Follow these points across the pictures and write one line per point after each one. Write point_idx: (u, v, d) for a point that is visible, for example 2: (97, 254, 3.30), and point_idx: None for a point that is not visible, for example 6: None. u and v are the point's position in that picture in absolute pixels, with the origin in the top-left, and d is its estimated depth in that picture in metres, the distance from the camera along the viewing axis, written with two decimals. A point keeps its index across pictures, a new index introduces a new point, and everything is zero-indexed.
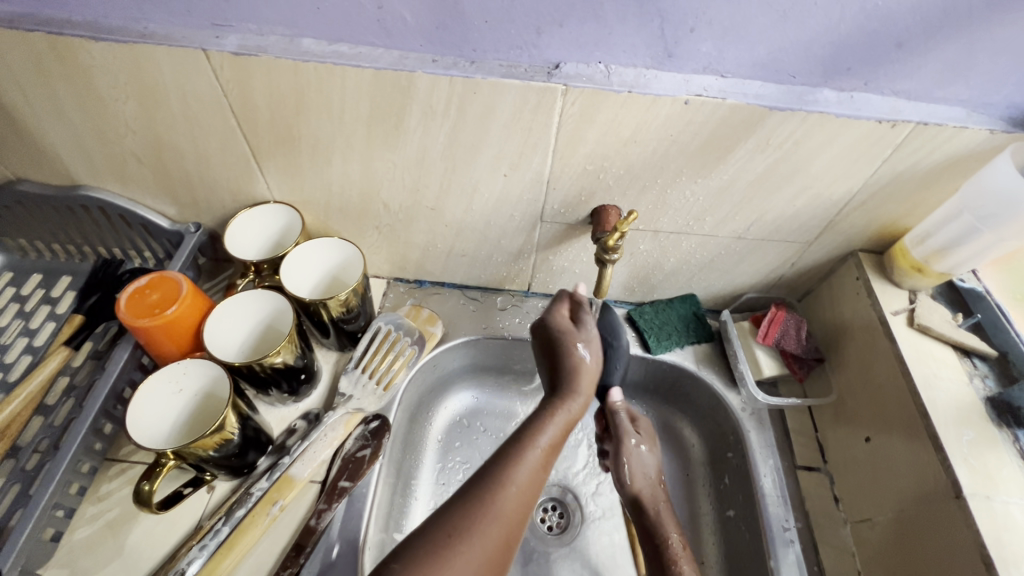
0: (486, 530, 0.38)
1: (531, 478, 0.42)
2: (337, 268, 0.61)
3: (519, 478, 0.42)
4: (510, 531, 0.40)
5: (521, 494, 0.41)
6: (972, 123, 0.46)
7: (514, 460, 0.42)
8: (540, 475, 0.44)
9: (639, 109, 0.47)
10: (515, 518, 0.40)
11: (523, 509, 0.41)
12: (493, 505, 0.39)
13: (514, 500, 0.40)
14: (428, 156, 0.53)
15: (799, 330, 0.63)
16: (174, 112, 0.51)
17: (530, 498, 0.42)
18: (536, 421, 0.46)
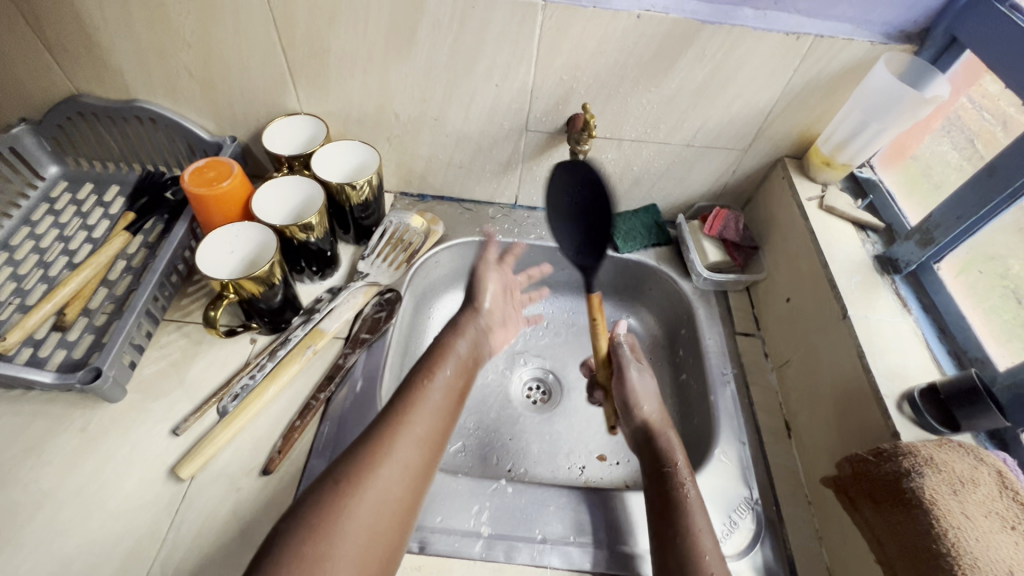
0: (385, 476, 0.44)
1: (429, 417, 0.50)
2: (357, 170, 0.72)
3: (418, 420, 0.49)
4: (416, 466, 0.46)
5: (419, 442, 0.48)
6: (857, 35, 0.60)
7: (411, 405, 0.50)
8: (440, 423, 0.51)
9: (603, 23, 0.60)
10: (419, 455, 0.47)
11: (427, 446, 0.48)
12: (396, 441, 0.46)
13: (411, 445, 0.47)
14: (434, 67, 0.65)
15: (738, 223, 0.75)
16: (226, 27, 0.63)
17: (431, 446, 0.49)
18: (425, 368, 0.55)
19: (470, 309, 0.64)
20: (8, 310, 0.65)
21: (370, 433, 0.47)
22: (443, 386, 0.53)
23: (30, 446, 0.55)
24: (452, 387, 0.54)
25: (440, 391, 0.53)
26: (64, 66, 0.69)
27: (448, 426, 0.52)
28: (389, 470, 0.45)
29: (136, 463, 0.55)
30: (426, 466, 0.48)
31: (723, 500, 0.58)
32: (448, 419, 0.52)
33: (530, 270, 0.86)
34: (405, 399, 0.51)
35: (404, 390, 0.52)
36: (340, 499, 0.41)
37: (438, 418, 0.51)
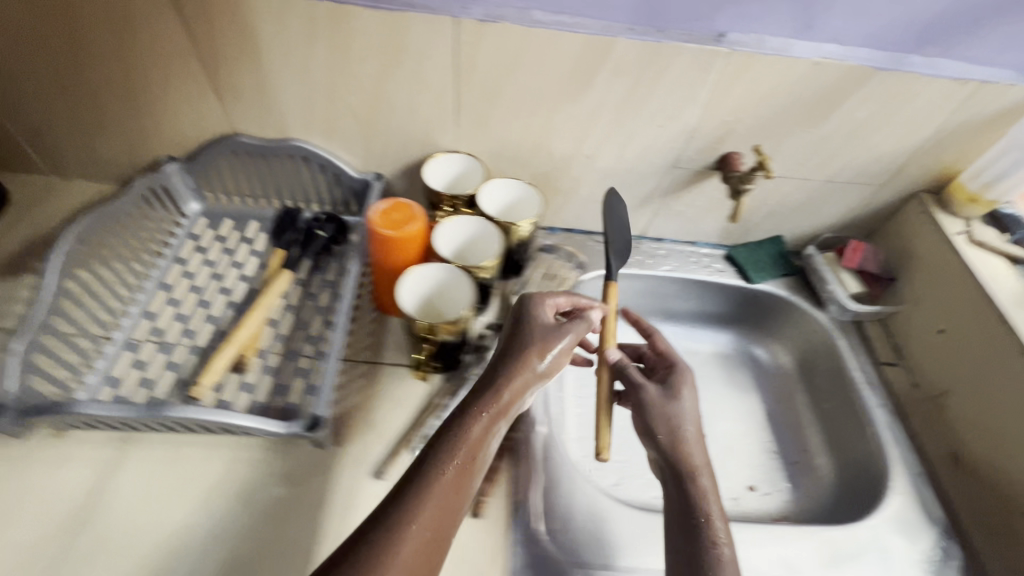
0: None
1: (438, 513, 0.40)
2: (514, 206, 0.73)
3: (421, 520, 0.39)
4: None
5: (421, 539, 0.39)
6: (1019, 82, 0.62)
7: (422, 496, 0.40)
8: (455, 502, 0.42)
9: (781, 69, 0.62)
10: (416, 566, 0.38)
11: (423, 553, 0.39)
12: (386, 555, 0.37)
13: (414, 542, 0.38)
14: (602, 108, 0.67)
15: (876, 255, 0.78)
16: (406, 71, 0.64)
17: (441, 534, 0.40)
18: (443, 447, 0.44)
19: (528, 353, 0.52)
20: (181, 352, 0.64)
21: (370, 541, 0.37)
22: (479, 459, 0.45)
23: (240, 494, 0.55)
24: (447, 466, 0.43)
25: (478, 468, 0.44)
26: (227, 106, 0.69)
27: (459, 511, 0.42)
28: None
29: (346, 510, 0.54)
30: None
31: (914, 535, 0.60)
32: (459, 504, 0.42)
33: (658, 300, 0.88)
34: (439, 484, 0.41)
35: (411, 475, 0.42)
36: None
37: (439, 507, 0.41)
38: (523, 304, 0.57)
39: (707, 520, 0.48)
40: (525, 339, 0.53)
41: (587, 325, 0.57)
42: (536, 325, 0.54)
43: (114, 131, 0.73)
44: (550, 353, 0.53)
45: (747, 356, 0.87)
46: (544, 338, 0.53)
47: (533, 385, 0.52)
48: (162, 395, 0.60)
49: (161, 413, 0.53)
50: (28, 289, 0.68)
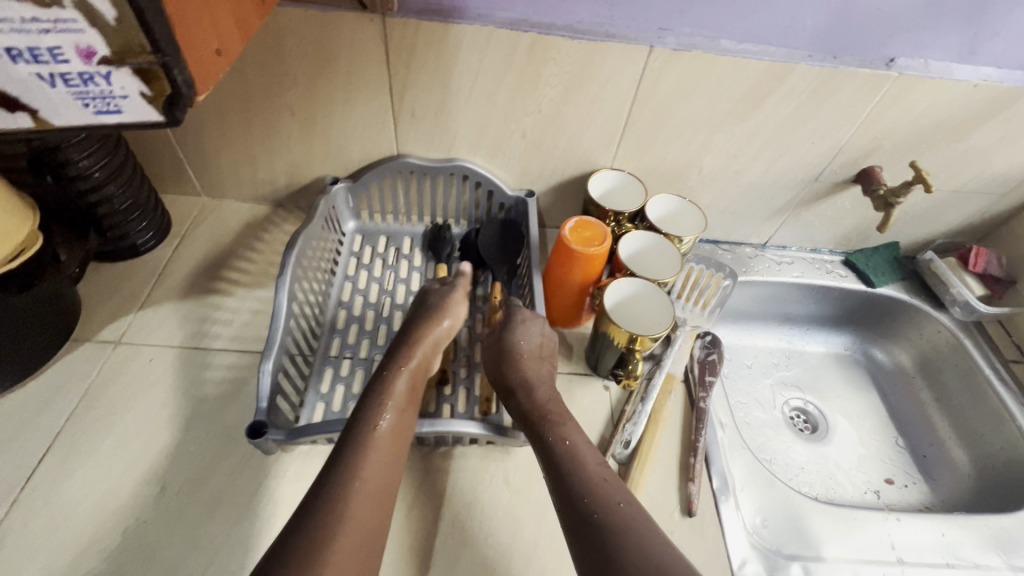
0: (352, 523, 0.42)
1: (381, 458, 0.47)
2: (676, 217, 0.76)
3: (368, 468, 0.46)
4: (374, 518, 0.44)
5: (370, 487, 0.45)
6: None
7: (364, 441, 0.48)
8: (394, 455, 0.49)
9: (941, 90, 0.66)
10: (372, 506, 0.44)
11: (379, 493, 0.46)
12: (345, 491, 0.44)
13: (367, 490, 0.45)
14: (763, 128, 0.71)
15: (998, 260, 0.84)
16: (586, 95, 0.67)
17: (388, 480, 0.47)
18: (373, 403, 0.51)
19: (431, 321, 0.61)
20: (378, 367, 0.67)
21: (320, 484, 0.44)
22: (400, 423, 0.51)
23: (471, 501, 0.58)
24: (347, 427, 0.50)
25: (402, 428, 0.51)
26: (401, 129, 0.72)
27: (400, 461, 0.49)
28: (347, 527, 0.42)
29: None
30: (381, 517, 0.45)
31: None
32: (399, 455, 0.50)
33: (782, 306, 0.91)
34: (354, 441, 0.48)
35: (352, 425, 0.50)
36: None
37: (391, 454, 0.49)
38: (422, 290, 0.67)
39: (579, 469, 0.49)
40: (422, 316, 0.62)
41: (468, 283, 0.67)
42: (435, 299, 0.64)
43: (283, 154, 0.76)
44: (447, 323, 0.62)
45: (865, 357, 0.92)
46: (433, 313, 0.62)
47: (440, 343, 0.61)
48: None
49: None
50: (216, 310, 0.70)
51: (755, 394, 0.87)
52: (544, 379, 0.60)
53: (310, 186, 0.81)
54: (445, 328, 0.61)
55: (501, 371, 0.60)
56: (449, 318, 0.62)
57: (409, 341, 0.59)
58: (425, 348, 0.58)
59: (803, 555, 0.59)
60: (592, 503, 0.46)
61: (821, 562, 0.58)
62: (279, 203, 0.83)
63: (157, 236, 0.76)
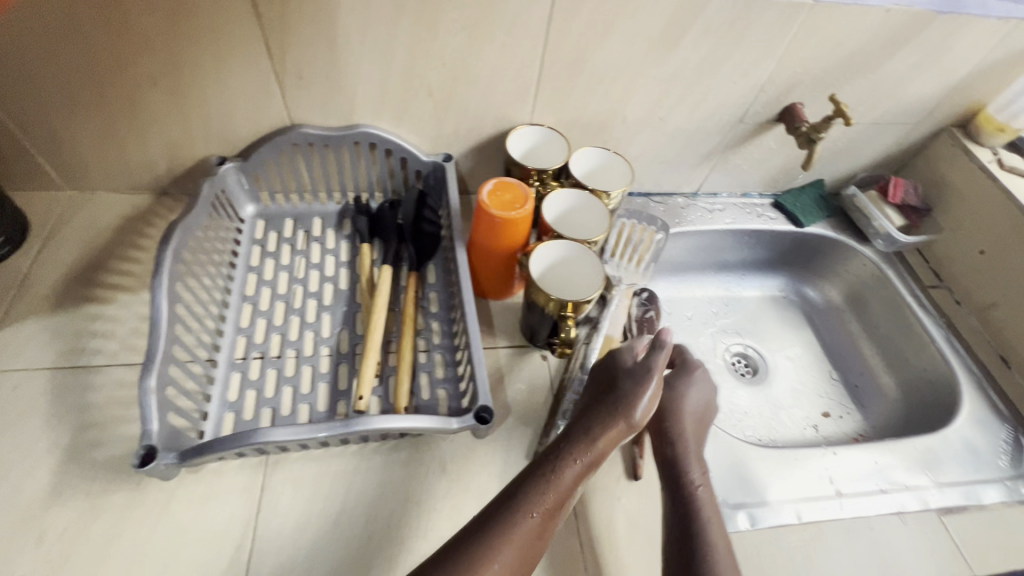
0: None
1: (515, 558, 0.44)
2: (601, 173, 0.72)
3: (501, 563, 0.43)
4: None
5: None
6: None
7: (504, 538, 0.44)
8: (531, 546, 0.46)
9: (855, 17, 0.64)
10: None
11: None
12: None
13: None
14: (683, 69, 0.67)
15: (914, 188, 0.85)
16: (493, 43, 0.61)
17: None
18: (535, 492, 0.47)
19: (638, 390, 0.56)
20: (293, 364, 0.60)
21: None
22: (547, 517, 0.47)
23: (404, 496, 0.54)
24: (558, 506, 0.48)
25: (546, 522, 0.47)
26: (290, 95, 0.64)
27: (536, 557, 0.46)
28: None
29: None
30: None
31: (989, 431, 0.68)
32: (541, 545, 0.47)
33: (717, 254, 0.90)
34: (495, 533, 0.44)
35: (497, 515, 0.46)
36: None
37: (529, 551, 0.45)
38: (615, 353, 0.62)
39: None
40: (638, 385, 0.57)
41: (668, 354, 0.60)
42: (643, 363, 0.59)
43: (155, 134, 0.65)
44: (644, 399, 0.56)
45: (798, 297, 0.94)
46: (642, 378, 0.57)
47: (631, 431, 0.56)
48: (290, 412, 0.57)
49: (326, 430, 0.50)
50: (94, 321, 0.61)
51: (696, 344, 0.87)
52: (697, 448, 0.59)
53: (195, 169, 0.71)
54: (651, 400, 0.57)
55: (660, 426, 0.61)
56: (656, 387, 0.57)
57: (626, 402, 0.56)
58: (609, 429, 0.54)
59: (748, 502, 0.59)
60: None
61: (765, 508, 0.58)
62: (162, 191, 0.73)
63: (11, 243, 0.64)
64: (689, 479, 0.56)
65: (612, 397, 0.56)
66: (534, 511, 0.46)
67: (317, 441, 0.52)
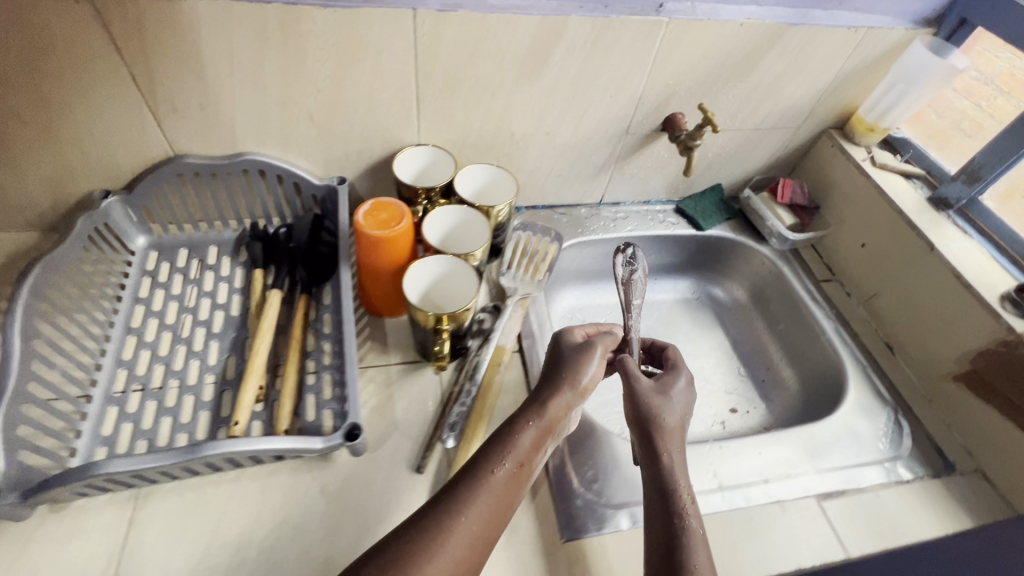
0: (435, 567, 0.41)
1: (485, 508, 0.46)
2: (485, 191, 0.75)
3: (472, 511, 0.45)
4: (466, 566, 0.43)
5: (466, 530, 0.44)
6: (897, 24, 0.74)
7: (474, 489, 0.46)
8: (504, 498, 0.48)
9: (712, 32, 0.68)
10: (467, 550, 0.44)
11: (477, 541, 0.44)
12: (444, 543, 0.42)
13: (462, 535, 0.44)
14: (558, 86, 0.70)
15: (803, 189, 0.89)
16: (364, 68, 0.63)
17: (485, 531, 0.45)
18: (496, 450, 0.50)
19: (591, 356, 0.59)
20: (174, 395, 0.60)
21: (412, 535, 0.43)
22: (513, 473, 0.49)
23: (280, 519, 0.54)
24: (523, 464, 0.50)
25: (514, 479, 0.49)
26: (169, 127, 0.64)
27: (510, 510, 0.48)
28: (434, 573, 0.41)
29: (393, 511, 0.55)
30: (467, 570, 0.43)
31: (872, 416, 0.71)
32: (513, 502, 0.49)
33: None
34: (468, 485, 0.47)
35: (467, 476, 0.48)
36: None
37: (501, 503, 0.47)
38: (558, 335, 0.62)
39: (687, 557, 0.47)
40: (586, 351, 0.59)
41: (614, 338, 0.63)
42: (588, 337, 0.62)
43: (33, 171, 0.65)
44: (590, 371, 0.57)
45: (708, 298, 0.97)
46: (586, 348, 0.60)
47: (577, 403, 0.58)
48: (167, 443, 0.57)
49: (189, 456, 0.49)
50: None
51: None
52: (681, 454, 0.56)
53: (81, 204, 0.71)
54: (596, 370, 0.58)
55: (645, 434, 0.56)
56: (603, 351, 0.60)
57: (578, 368, 0.58)
58: (563, 393, 0.56)
59: (631, 501, 0.61)
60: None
61: None
62: (50, 228, 0.72)
63: None
64: (663, 450, 0.55)
65: (565, 365, 0.58)
66: (506, 461, 0.49)
67: (182, 469, 0.51)
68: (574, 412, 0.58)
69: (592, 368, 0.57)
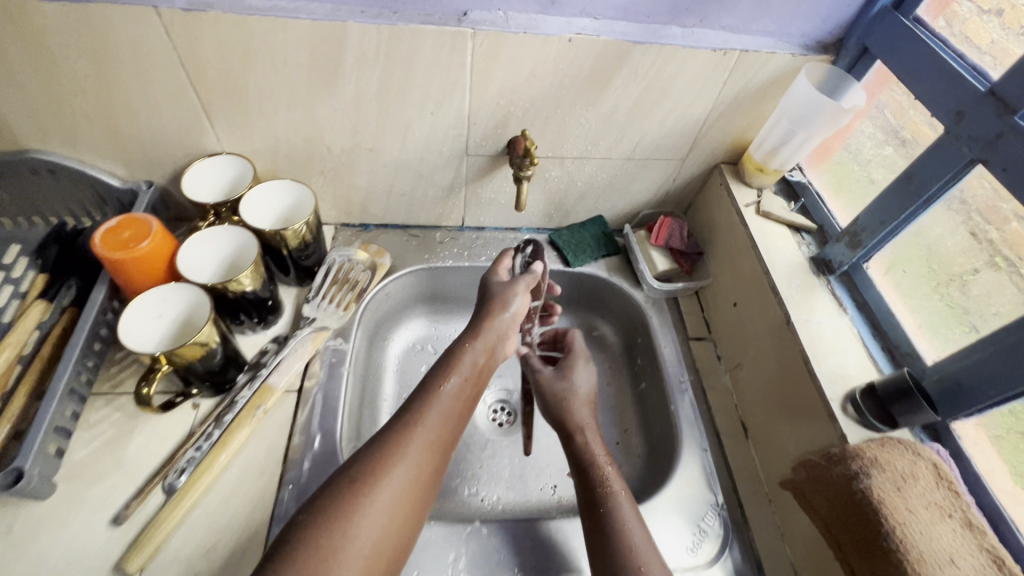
0: (398, 470, 0.50)
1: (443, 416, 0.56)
2: (289, 210, 0.69)
3: (429, 421, 0.54)
4: (426, 468, 0.52)
5: (429, 435, 0.53)
6: (779, 48, 0.61)
7: (430, 401, 0.56)
8: (454, 411, 0.57)
9: (535, 47, 0.58)
10: (430, 453, 0.53)
11: (437, 442, 0.54)
12: (410, 438, 0.52)
13: (424, 440, 0.53)
14: (363, 99, 0.62)
15: (682, 231, 0.78)
16: (126, 70, 0.57)
17: (443, 439, 0.55)
18: (442, 369, 0.59)
19: (501, 303, 0.66)
20: None
21: (389, 431, 0.53)
22: (446, 399, 0.57)
23: None
24: (468, 382, 0.60)
25: (448, 400, 0.57)
26: None
27: (461, 422, 0.57)
28: (398, 473, 0.50)
29: (74, 566, 0.50)
30: (433, 468, 0.53)
31: (691, 510, 0.60)
32: (464, 411, 0.59)
33: None
34: (423, 397, 0.56)
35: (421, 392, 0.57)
36: (354, 501, 0.47)
37: (454, 411, 0.57)
38: (486, 278, 0.70)
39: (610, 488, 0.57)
40: (504, 292, 0.67)
41: (535, 276, 0.69)
42: (497, 283, 0.69)
43: None
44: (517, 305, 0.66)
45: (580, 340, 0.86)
46: (506, 290, 0.67)
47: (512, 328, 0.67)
48: None
49: None
50: None
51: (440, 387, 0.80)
52: (597, 424, 0.65)
53: None
54: (522, 304, 0.66)
55: (559, 419, 0.65)
56: (522, 296, 0.67)
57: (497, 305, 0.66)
58: (494, 329, 0.64)
59: None
60: (612, 546, 0.51)
61: None
62: None
63: None
64: (572, 399, 0.66)
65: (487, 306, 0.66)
66: (452, 379, 0.58)
67: None
68: (510, 339, 0.66)
69: (519, 300, 0.66)
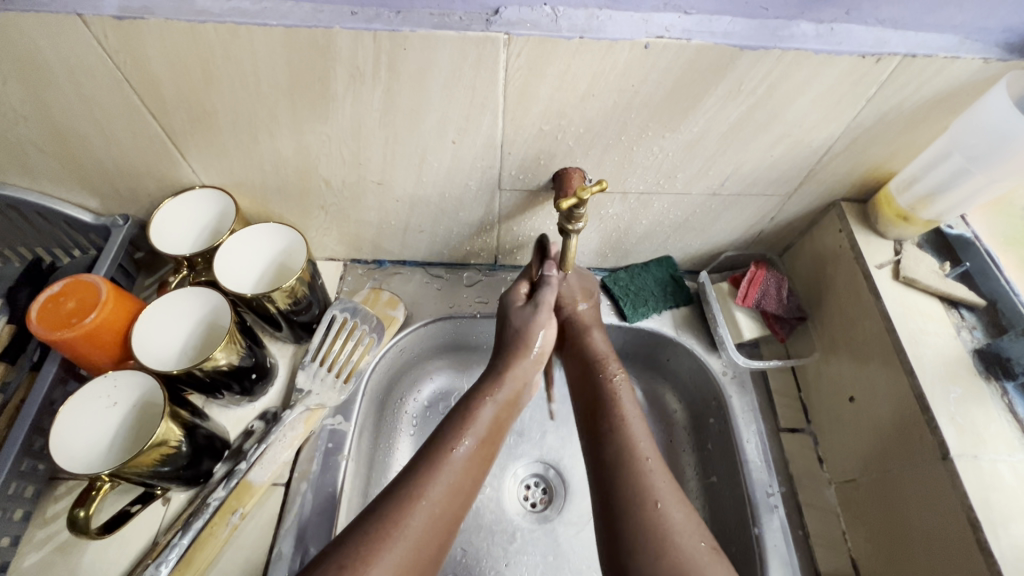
0: (392, 550, 0.39)
1: (451, 490, 0.44)
2: (282, 255, 0.57)
3: (433, 491, 0.43)
4: (427, 545, 0.41)
5: (432, 509, 0.42)
6: (965, 51, 0.41)
7: (432, 472, 0.44)
8: (466, 480, 0.45)
9: (594, 58, 0.41)
10: (433, 533, 0.41)
11: (439, 522, 0.42)
12: (406, 516, 0.41)
13: (426, 514, 0.41)
14: (363, 126, 0.48)
15: (780, 289, 0.60)
16: (64, 93, 0.44)
17: (450, 505, 0.43)
18: (455, 426, 0.47)
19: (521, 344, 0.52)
20: None
21: (379, 504, 0.42)
22: (457, 467, 0.44)
23: None
24: (482, 448, 0.47)
25: (452, 470, 0.44)
26: None
27: (473, 488, 0.45)
28: (396, 549, 0.39)
29: None
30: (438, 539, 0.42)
31: None
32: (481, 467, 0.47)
33: None
34: (426, 464, 0.44)
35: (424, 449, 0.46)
36: None
37: (465, 487, 0.45)
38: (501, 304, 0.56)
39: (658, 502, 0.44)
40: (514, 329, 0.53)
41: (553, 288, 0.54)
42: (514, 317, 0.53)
43: None
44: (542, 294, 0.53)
45: (649, 400, 0.68)
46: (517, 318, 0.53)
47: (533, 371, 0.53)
48: None
49: None
50: None
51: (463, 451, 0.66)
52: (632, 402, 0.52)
53: None
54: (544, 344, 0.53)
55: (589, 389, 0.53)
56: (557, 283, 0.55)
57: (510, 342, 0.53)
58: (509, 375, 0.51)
59: None
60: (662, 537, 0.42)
61: None
62: None
63: None
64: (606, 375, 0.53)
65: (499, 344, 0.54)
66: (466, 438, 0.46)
67: None
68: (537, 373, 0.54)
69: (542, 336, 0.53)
